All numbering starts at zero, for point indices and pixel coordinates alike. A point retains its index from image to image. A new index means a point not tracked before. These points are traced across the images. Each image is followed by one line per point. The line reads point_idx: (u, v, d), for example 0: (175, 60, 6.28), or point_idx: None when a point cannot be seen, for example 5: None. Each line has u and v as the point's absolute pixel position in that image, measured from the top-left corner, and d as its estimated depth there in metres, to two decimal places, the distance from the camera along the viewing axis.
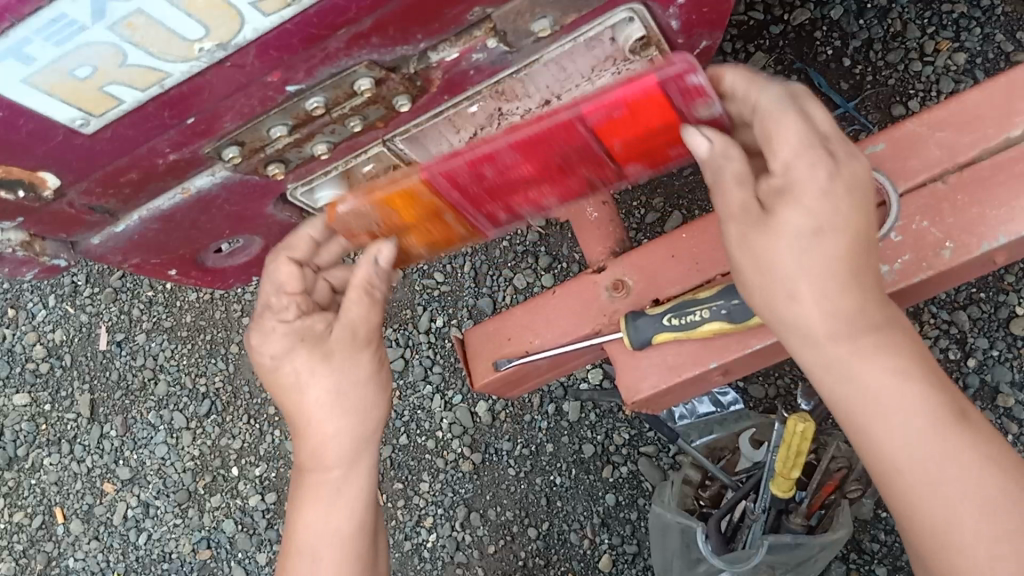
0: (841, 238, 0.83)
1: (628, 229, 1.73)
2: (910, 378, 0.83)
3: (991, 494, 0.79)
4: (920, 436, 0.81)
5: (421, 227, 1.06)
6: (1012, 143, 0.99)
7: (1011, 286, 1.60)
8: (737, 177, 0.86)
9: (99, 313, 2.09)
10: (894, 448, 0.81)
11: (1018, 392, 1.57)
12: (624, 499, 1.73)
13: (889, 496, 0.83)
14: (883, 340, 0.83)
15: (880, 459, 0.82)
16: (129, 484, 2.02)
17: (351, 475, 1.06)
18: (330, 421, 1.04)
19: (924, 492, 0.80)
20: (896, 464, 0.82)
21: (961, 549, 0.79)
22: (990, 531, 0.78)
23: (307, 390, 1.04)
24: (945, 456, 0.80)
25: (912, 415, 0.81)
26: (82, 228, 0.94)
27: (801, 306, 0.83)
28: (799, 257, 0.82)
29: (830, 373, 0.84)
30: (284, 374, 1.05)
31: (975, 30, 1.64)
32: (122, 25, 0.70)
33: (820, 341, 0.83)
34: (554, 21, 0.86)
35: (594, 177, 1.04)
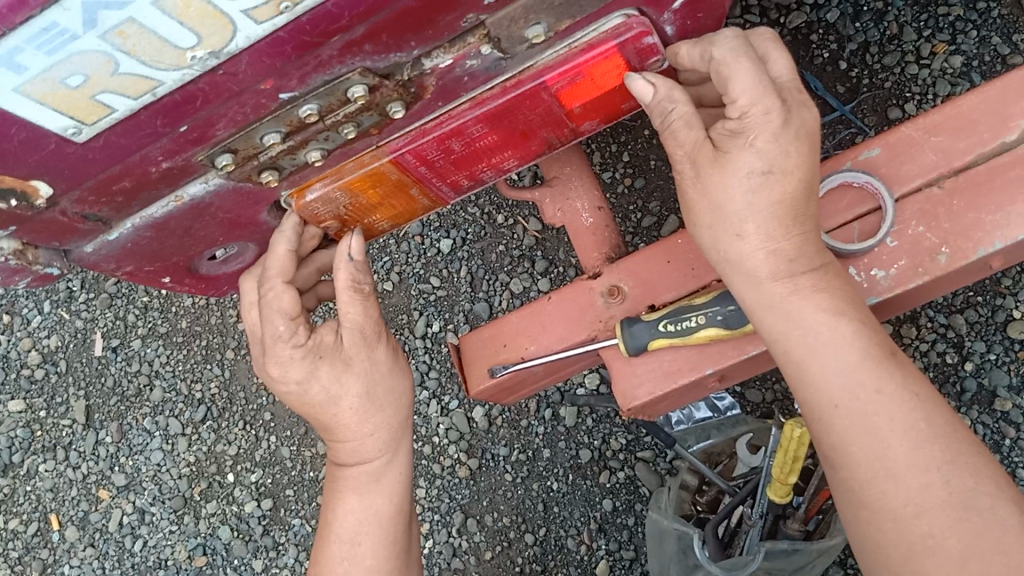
0: (789, 180, 0.89)
1: (624, 233, 1.73)
2: (846, 318, 0.90)
3: (922, 429, 0.84)
4: (857, 371, 0.87)
5: (388, 203, 1.06)
6: (1006, 148, 0.98)
7: (1007, 290, 1.60)
8: (686, 119, 0.91)
9: (95, 318, 2.08)
10: (831, 383, 0.87)
11: (1015, 396, 1.57)
12: (621, 504, 1.73)
13: (827, 436, 0.88)
14: (820, 282, 0.91)
15: (818, 392, 0.88)
16: (125, 490, 2.01)
17: (388, 466, 1.11)
18: (368, 423, 1.08)
19: (858, 426, 0.85)
20: (833, 399, 0.87)
21: (891, 478, 0.83)
22: (921, 462, 0.82)
23: (340, 401, 1.05)
24: (879, 392, 0.86)
25: (848, 351, 0.88)
26: (75, 236, 0.94)
27: (745, 246, 0.91)
28: (746, 198, 0.89)
29: (771, 312, 0.91)
30: (309, 392, 1.05)
31: (971, 33, 1.64)
32: (114, 33, 0.69)
33: (762, 280, 0.91)
34: (548, 27, 0.86)
35: (553, 143, 1.05)
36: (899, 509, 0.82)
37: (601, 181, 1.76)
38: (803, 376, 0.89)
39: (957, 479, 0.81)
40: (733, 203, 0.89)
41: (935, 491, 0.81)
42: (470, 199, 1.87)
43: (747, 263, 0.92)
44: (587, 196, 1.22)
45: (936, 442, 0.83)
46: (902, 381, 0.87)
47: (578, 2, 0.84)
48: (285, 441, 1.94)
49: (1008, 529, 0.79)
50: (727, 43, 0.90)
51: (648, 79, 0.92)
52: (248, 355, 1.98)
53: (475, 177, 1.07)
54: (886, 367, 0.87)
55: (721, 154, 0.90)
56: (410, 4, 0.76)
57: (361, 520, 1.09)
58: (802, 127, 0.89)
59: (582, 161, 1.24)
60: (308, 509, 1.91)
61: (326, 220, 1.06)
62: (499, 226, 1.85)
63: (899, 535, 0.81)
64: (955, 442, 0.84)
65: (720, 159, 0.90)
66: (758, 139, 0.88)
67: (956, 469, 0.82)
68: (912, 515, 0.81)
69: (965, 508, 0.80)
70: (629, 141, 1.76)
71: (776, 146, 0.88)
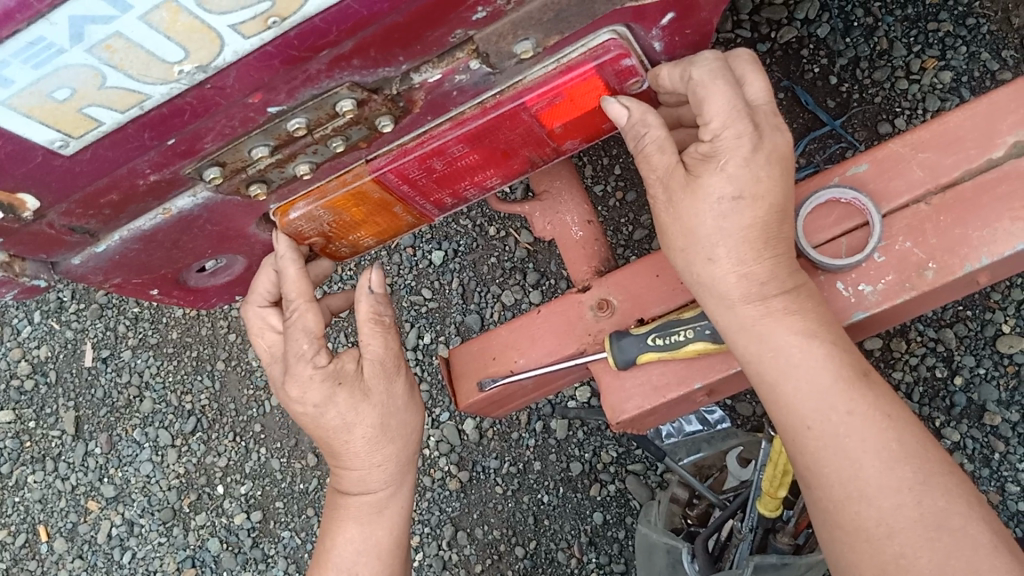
0: (760, 205, 0.89)
1: (615, 246, 1.74)
2: (817, 340, 0.89)
3: (894, 448, 0.85)
4: (829, 394, 0.87)
5: (372, 221, 1.07)
6: (992, 165, 0.99)
7: (997, 304, 1.60)
8: (659, 144, 0.92)
9: (85, 329, 2.07)
10: (803, 405, 0.88)
11: (1004, 410, 1.58)
12: (611, 517, 1.73)
13: (802, 455, 0.88)
14: (793, 303, 0.91)
15: (790, 414, 0.88)
16: (114, 501, 2.00)
17: (394, 498, 1.11)
18: (377, 454, 1.07)
19: (831, 447, 0.86)
20: (805, 420, 0.87)
21: (863, 499, 0.84)
22: (892, 482, 0.83)
23: (353, 429, 1.04)
24: (851, 413, 0.86)
25: (819, 375, 0.88)
26: (62, 248, 0.94)
27: (717, 268, 0.90)
28: (717, 222, 0.89)
29: (744, 335, 0.91)
30: (325, 419, 1.04)
31: (961, 49, 1.65)
32: (101, 47, 0.70)
33: (735, 303, 0.91)
34: (536, 43, 0.86)
35: (535, 161, 1.07)
36: (870, 529, 0.83)
37: (592, 194, 1.76)
38: (776, 398, 0.89)
39: (928, 499, 0.82)
40: (704, 227, 0.89)
41: (907, 512, 0.82)
42: (462, 212, 1.87)
43: (720, 287, 0.91)
44: (577, 210, 1.23)
45: (908, 462, 0.84)
46: (875, 398, 0.87)
47: (565, 18, 0.84)
48: (276, 453, 1.93)
49: (977, 547, 0.80)
50: (704, 64, 0.90)
51: (623, 103, 0.93)
52: (239, 366, 1.98)
53: (458, 195, 1.08)
54: (861, 386, 0.88)
55: (692, 178, 0.90)
56: (397, 19, 0.77)
57: (360, 550, 1.08)
58: (774, 151, 0.89)
59: (572, 175, 1.25)
60: (298, 521, 1.90)
61: (310, 236, 1.06)
62: (490, 238, 1.84)
63: (872, 555, 0.83)
64: (926, 460, 0.85)
65: (691, 183, 0.90)
66: (729, 163, 0.88)
67: (927, 489, 0.83)
68: (885, 535, 0.82)
69: (937, 529, 0.81)
70: (621, 154, 1.76)
71: (748, 171, 0.88)
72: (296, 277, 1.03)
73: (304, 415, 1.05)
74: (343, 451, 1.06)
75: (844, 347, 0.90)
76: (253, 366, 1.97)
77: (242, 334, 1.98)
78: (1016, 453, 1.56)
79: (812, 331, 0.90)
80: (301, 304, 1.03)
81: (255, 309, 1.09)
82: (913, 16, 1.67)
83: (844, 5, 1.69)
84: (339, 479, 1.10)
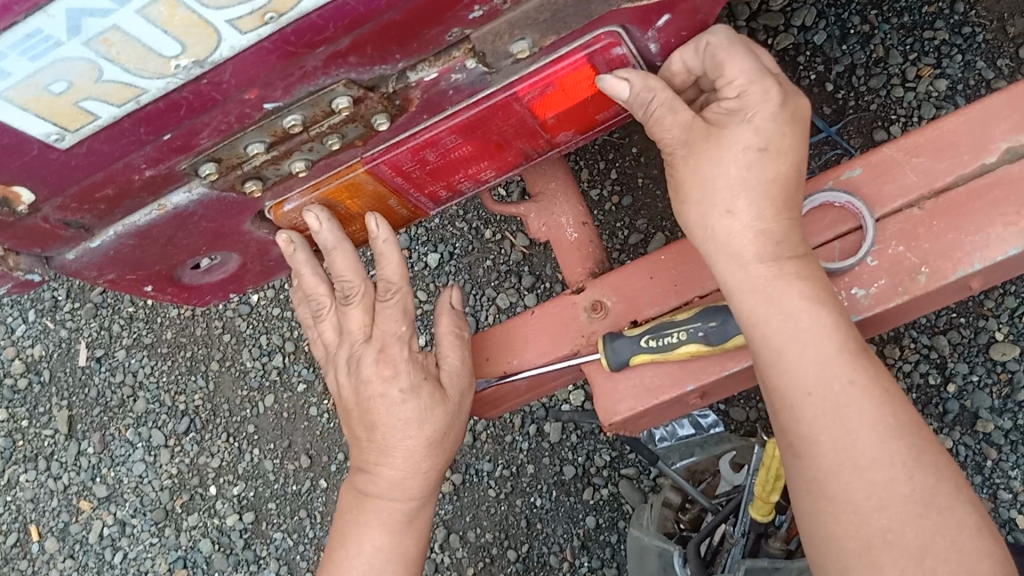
0: (783, 160, 0.92)
1: (610, 250, 1.74)
2: (827, 308, 0.90)
3: (889, 423, 0.85)
4: (830, 363, 0.87)
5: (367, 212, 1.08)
6: (986, 170, 0.99)
7: (990, 312, 1.60)
8: (669, 105, 0.92)
9: (79, 328, 2.07)
10: (804, 372, 0.88)
11: (997, 417, 1.58)
12: (604, 521, 1.73)
13: (792, 431, 0.88)
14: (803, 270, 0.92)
15: (789, 382, 0.88)
16: (106, 501, 2.00)
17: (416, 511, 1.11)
18: (423, 459, 1.09)
19: (826, 418, 0.86)
20: (806, 389, 0.87)
21: (855, 470, 0.84)
22: (885, 456, 0.84)
23: (425, 426, 1.08)
24: (853, 383, 0.87)
25: (823, 343, 0.88)
26: (57, 243, 0.94)
27: (735, 223, 0.92)
28: (740, 172, 0.91)
29: (755, 295, 0.91)
30: (402, 410, 1.07)
31: (956, 57, 1.65)
32: (98, 40, 0.70)
33: (748, 261, 0.92)
34: (533, 42, 0.86)
35: (529, 155, 1.07)
36: (861, 502, 0.83)
37: (588, 198, 1.76)
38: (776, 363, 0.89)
39: (920, 475, 0.83)
40: (728, 176, 0.91)
41: (899, 486, 0.83)
42: (459, 214, 1.87)
43: (734, 244, 0.92)
44: (572, 212, 1.23)
45: (902, 438, 0.85)
46: (878, 374, 0.88)
47: (563, 18, 0.84)
48: (269, 454, 1.93)
49: (963, 527, 0.81)
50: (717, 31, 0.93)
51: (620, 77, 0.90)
52: (233, 366, 1.98)
53: (452, 187, 1.08)
54: (864, 359, 0.88)
55: (712, 131, 0.93)
56: (395, 17, 0.77)
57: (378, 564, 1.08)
58: (795, 110, 0.94)
59: (567, 177, 1.25)
60: (290, 522, 1.90)
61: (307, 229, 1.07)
62: (486, 241, 1.85)
63: (857, 528, 0.83)
64: (919, 439, 0.86)
65: (713, 134, 0.92)
66: (756, 117, 0.91)
67: (919, 465, 0.84)
68: (873, 508, 0.82)
69: (925, 507, 0.82)
70: (618, 158, 1.76)
71: (773, 124, 0.91)
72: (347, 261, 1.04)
73: (379, 399, 1.07)
74: (396, 445, 1.08)
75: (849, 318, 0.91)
76: (247, 367, 1.96)
77: (237, 335, 1.98)
78: (1009, 460, 1.56)
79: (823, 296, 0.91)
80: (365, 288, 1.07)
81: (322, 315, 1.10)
82: (909, 24, 1.68)
83: (840, 13, 1.70)
84: (368, 478, 1.10)
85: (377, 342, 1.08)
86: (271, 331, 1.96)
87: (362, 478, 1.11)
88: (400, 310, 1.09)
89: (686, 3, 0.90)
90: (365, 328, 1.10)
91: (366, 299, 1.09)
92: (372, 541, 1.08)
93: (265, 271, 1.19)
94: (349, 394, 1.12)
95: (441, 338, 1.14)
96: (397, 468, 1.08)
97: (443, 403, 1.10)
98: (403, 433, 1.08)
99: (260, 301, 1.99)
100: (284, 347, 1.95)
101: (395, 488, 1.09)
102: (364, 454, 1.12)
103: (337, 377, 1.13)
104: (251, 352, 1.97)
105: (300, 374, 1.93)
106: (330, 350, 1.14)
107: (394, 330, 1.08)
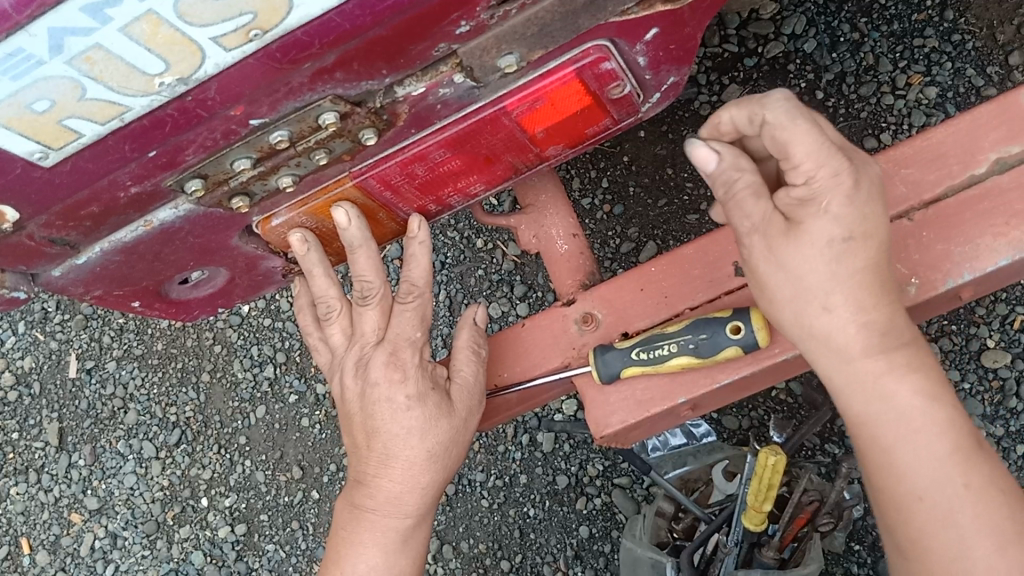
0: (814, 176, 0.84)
1: (602, 259, 1.74)
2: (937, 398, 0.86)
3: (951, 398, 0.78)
4: (943, 464, 0.84)
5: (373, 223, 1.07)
6: (975, 180, 0.99)
7: (982, 319, 1.60)
8: (753, 189, 0.89)
9: (69, 340, 2.06)
10: (925, 469, 0.84)
11: (988, 424, 1.59)
12: (598, 531, 1.72)
13: (906, 523, 0.86)
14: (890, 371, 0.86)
15: (902, 483, 0.85)
16: (97, 514, 1.99)
17: (414, 528, 1.10)
18: (422, 474, 1.07)
19: (943, 524, 0.83)
20: (920, 493, 0.84)
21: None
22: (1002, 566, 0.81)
23: (423, 438, 1.06)
24: (967, 487, 0.83)
25: (939, 441, 0.84)
26: (42, 260, 0.93)
27: (834, 319, 0.86)
28: (830, 266, 0.85)
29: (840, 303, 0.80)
30: (406, 418, 1.05)
31: (946, 65, 1.65)
32: (80, 59, 0.69)
33: (855, 357, 0.86)
34: (521, 57, 0.86)
35: (519, 169, 1.07)
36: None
37: (579, 207, 1.76)
38: (888, 464, 0.86)
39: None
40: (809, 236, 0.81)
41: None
42: (450, 224, 1.87)
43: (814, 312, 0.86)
44: (562, 222, 1.22)
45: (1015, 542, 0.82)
46: (989, 472, 0.85)
47: (550, 33, 0.84)
48: (260, 466, 1.92)
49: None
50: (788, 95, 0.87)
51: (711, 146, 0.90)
52: (224, 378, 1.97)
53: (442, 202, 1.08)
54: (977, 459, 0.85)
55: (792, 226, 0.86)
56: (381, 33, 0.77)
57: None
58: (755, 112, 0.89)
59: (557, 188, 1.24)
60: (283, 534, 1.89)
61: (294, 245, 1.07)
62: (478, 250, 1.84)
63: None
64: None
65: (793, 232, 0.86)
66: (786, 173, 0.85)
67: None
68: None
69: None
70: (609, 167, 1.76)
71: (851, 208, 0.84)
72: (367, 263, 1.05)
73: (384, 404, 1.05)
74: (395, 455, 1.05)
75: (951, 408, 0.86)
76: (238, 378, 1.95)
77: (227, 346, 1.97)
78: None
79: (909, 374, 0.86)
80: (379, 288, 1.08)
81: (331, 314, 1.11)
82: (899, 32, 1.68)
83: (829, 21, 1.70)
84: (365, 492, 1.08)
85: (390, 345, 1.07)
86: (263, 342, 1.95)
87: (355, 492, 1.09)
88: (417, 316, 1.09)
89: (673, 17, 0.90)
90: (378, 332, 1.10)
91: (384, 302, 1.10)
92: (367, 558, 1.07)
93: (253, 286, 1.17)
94: (353, 399, 1.09)
95: (455, 353, 1.13)
96: (395, 480, 1.06)
97: (445, 416, 1.08)
98: (404, 443, 1.05)
99: (250, 311, 1.98)
100: (275, 357, 1.94)
101: (386, 506, 1.06)
102: (363, 465, 1.09)
103: (339, 380, 1.10)
104: (241, 362, 1.96)
105: (291, 385, 1.92)
106: (337, 355, 1.13)
107: (408, 334, 1.08)
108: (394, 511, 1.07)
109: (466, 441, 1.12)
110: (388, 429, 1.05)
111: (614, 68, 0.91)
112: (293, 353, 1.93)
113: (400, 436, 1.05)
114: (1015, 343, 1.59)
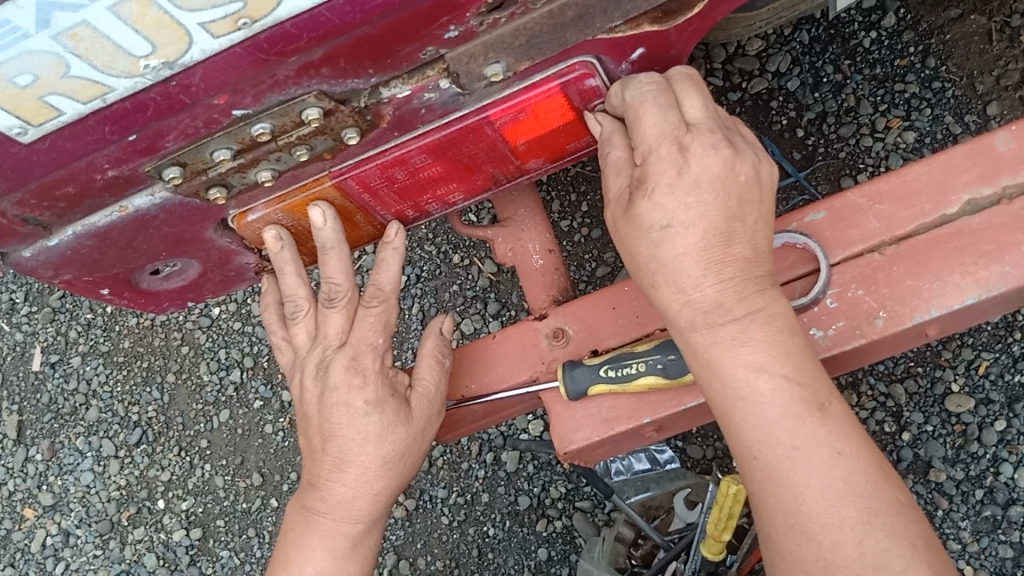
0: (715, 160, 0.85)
1: (577, 281, 1.75)
2: None
3: (829, 422, 0.82)
4: (778, 425, 0.81)
5: (351, 222, 1.07)
6: (946, 221, 1.00)
7: (948, 362, 1.61)
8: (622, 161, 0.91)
9: (35, 332, 2.03)
10: (758, 430, 0.82)
11: (950, 467, 1.60)
12: (556, 554, 1.72)
13: (744, 481, 0.84)
14: (742, 332, 0.84)
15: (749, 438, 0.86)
16: (51, 510, 1.97)
17: (369, 533, 1.09)
18: (377, 480, 1.06)
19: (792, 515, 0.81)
20: (745, 450, 0.83)
21: (804, 533, 0.80)
22: (834, 520, 0.78)
23: (383, 443, 1.05)
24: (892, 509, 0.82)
25: None
26: (13, 240, 0.93)
27: None
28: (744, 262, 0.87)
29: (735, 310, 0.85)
30: (366, 422, 1.04)
31: (925, 111, 1.68)
32: (66, 35, 0.69)
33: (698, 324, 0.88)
34: (508, 66, 0.87)
35: (499, 180, 1.07)
36: (811, 563, 0.79)
37: (558, 229, 1.77)
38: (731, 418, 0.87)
39: (870, 539, 0.78)
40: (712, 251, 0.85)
41: (846, 550, 0.78)
42: (428, 237, 1.86)
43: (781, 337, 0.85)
44: (539, 238, 1.23)
45: (854, 501, 0.79)
46: (824, 435, 0.81)
47: (537, 45, 0.85)
48: (219, 470, 1.90)
49: None
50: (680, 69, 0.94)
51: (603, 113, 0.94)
52: (189, 380, 1.94)
53: (419, 208, 1.09)
54: (816, 422, 0.81)
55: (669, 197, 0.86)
56: (369, 31, 0.77)
57: None
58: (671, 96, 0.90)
59: (536, 204, 1.25)
60: (238, 541, 1.87)
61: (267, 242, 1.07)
62: (454, 266, 1.84)
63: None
64: None
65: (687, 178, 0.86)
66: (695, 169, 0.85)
67: (871, 529, 0.78)
68: (821, 570, 0.79)
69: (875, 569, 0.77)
70: (589, 191, 1.77)
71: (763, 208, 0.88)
72: (337, 262, 1.05)
73: (342, 407, 1.04)
74: (352, 459, 1.04)
75: (800, 366, 0.84)
76: (203, 381, 1.93)
77: (195, 347, 1.95)
78: (959, 511, 1.58)
79: (792, 349, 0.84)
80: (347, 289, 1.07)
81: (298, 316, 1.10)
82: (881, 76, 1.70)
83: (814, 61, 1.73)
84: (317, 495, 1.07)
85: (351, 350, 1.06)
86: (231, 345, 1.93)
87: (310, 494, 1.08)
88: (381, 320, 1.08)
89: (660, 39, 0.91)
90: (342, 334, 1.08)
91: (351, 305, 1.08)
92: (316, 562, 1.05)
93: (226, 280, 1.17)
94: (311, 401, 1.08)
95: (421, 360, 1.12)
96: (348, 485, 1.05)
97: (406, 422, 1.07)
98: (361, 448, 1.04)
99: (220, 314, 1.95)
100: (242, 362, 1.92)
101: (342, 509, 1.05)
102: (318, 467, 1.08)
103: (302, 381, 1.09)
104: (208, 365, 1.93)
105: (257, 391, 1.90)
106: (300, 354, 1.11)
107: (372, 339, 1.07)
108: (345, 516, 1.06)
109: (423, 450, 1.11)
110: (347, 433, 1.04)
111: (597, 84, 0.93)
112: (260, 359, 1.91)
113: (357, 437, 1.04)
114: (979, 389, 1.60)
